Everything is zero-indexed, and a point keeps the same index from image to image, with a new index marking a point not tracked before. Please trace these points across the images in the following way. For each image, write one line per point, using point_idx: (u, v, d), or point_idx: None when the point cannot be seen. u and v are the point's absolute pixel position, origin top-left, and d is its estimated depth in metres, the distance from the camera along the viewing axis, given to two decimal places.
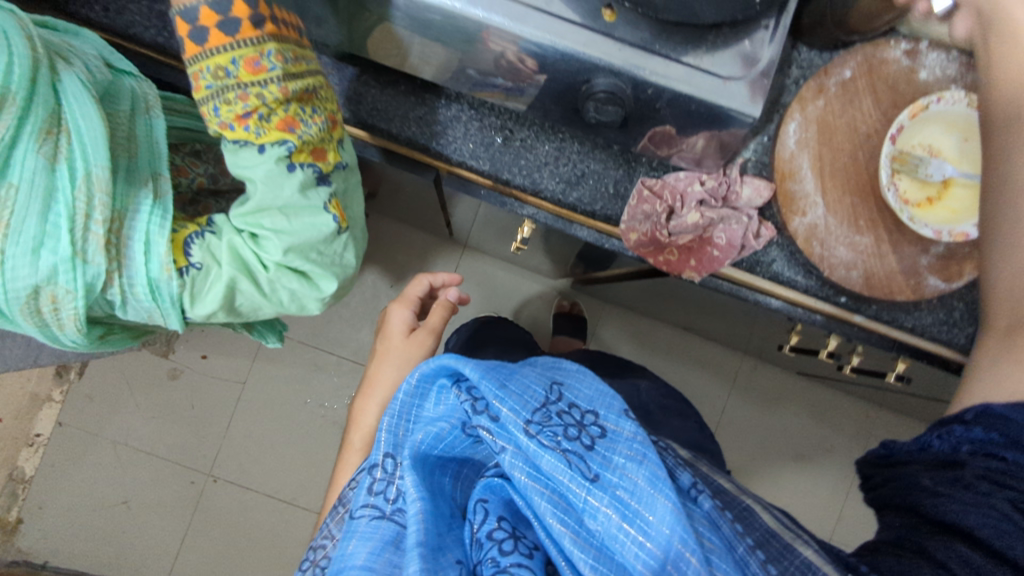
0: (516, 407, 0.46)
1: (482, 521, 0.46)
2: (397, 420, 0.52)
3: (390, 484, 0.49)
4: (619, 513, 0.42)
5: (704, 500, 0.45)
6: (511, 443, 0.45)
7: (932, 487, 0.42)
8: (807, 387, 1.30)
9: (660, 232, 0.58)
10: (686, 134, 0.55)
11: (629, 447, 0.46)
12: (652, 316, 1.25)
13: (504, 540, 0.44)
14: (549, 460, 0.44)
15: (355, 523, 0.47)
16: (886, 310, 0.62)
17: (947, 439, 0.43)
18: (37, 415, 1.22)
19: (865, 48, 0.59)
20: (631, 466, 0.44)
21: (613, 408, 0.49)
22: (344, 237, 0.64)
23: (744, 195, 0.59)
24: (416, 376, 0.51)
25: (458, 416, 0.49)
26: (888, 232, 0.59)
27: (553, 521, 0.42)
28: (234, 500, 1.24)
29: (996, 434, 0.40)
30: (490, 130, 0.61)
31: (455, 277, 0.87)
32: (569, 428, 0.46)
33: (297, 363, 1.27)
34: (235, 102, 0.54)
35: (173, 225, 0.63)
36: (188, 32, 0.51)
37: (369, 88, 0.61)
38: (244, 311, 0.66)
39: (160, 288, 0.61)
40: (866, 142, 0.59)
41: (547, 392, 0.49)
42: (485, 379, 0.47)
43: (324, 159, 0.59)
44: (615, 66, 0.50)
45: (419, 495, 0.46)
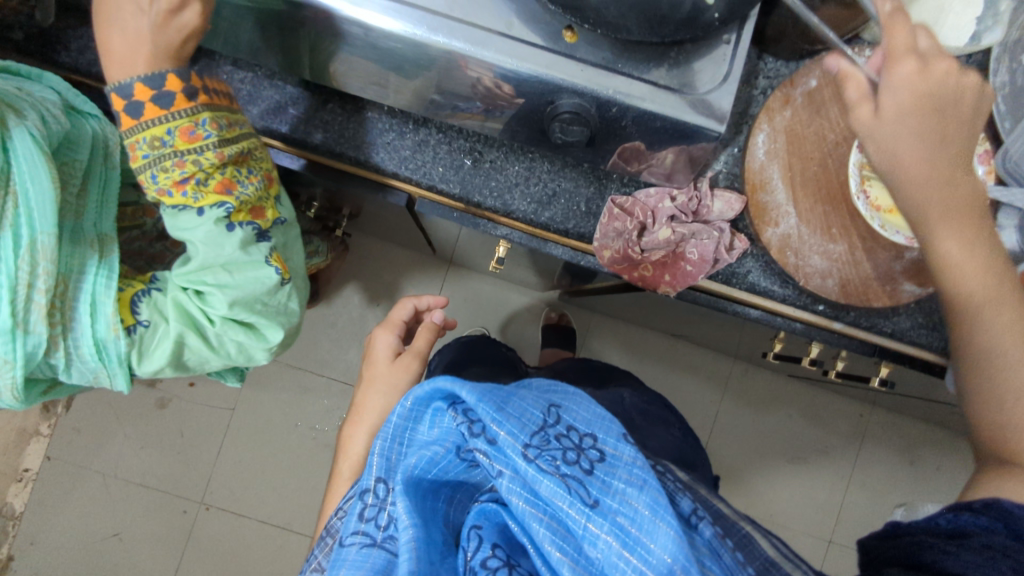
0: (515, 430, 0.45)
1: (476, 548, 0.46)
2: (390, 443, 0.50)
3: (382, 510, 0.49)
4: (620, 540, 0.41)
5: (704, 527, 0.45)
6: (508, 468, 0.44)
7: (940, 546, 0.42)
8: (799, 389, 1.29)
9: (632, 250, 0.58)
10: (655, 149, 0.55)
11: (630, 472, 0.45)
12: (641, 324, 1.24)
13: (499, 569, 0.44)
14: (548, 485, 0.43)
15: (345, 552, 0.47)
16: (865, 315, 0.62)
17: (952, 519, 0.43)
18: (25, 450, 1.21)
19: (830, 56, 0.59)
20: (631, 491, 0.43)
21: (613, 431, 0.47)
22: (287, 288, 0.64)
23: (715, 209, 0.59)
24: (409, 400, 0.48)
25: (453, 439, 0.48)
26: (861, 239, 0.58)
27: (552, 548, 0.42)
28: (227, 528, 1.23)
29: (1001, 524, 0.42)
30: (458, 152, 0.61)
31: (441, 300, 0.84)
32: (567, 452, 0.45)
33: (286, 386, 1.27)
34: (172, 169, 0.54)
35: (119, 284, 0.61)
36: (122, 107, 0.52)
37: (334, 115, 0.61)
38: (192, 365, 0.66)
39: (107, 348, 0.60)
40: (835, 150, 0.59)
41: (544, 415, 0.47)
42: (482, 403, 0.45)
43: (262, 217, 0.60)
44: (578, 86, 0.50)
45: (412, 522, 0.45)
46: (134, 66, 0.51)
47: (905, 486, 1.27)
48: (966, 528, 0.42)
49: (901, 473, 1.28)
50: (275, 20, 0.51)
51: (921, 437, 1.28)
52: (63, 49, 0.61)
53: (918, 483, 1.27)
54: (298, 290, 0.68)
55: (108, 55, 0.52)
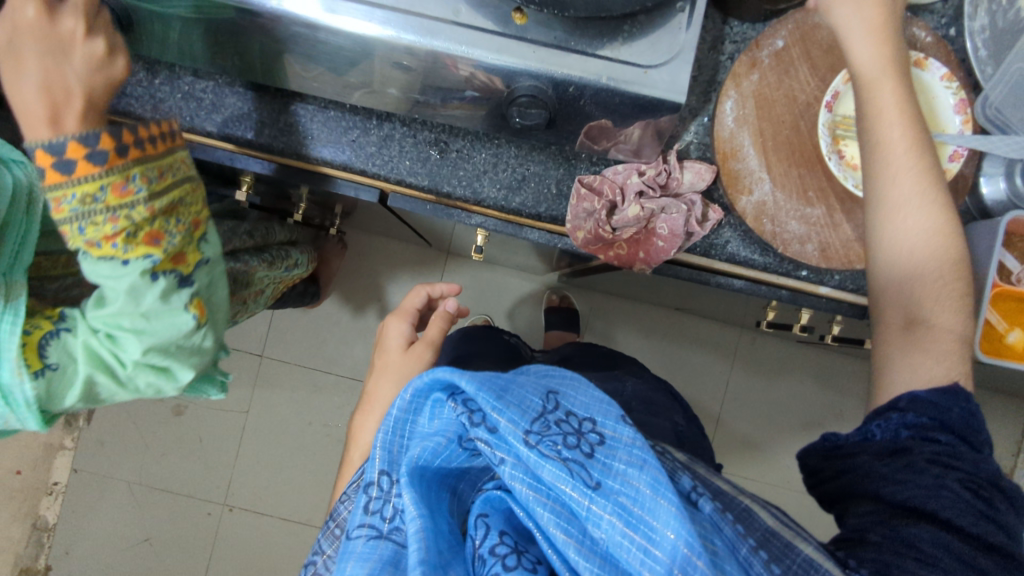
0: (515, 418, 0.42)
1: (484, 536, 0.43)
2: (391, 436, 0.46)
3: (387, 503, 0.45)
4: (623, 520, 0.39)
5: (705, 503, 0.42)
6: (510, 455, 0.42)
7: (888, 474, 0.46)
8: (810, 354, 1.27)
9: (603, 229, 0.57)
10: (623, 125, 0.54)
11: (630, 453, 0.41)
12: (643, 300, 1.23)
13: (507, 555, 0.41)
14: (550, 470, 0.40)
15: (351, 545, 0.44)
16: (851, 278, 0.61)
17: (886, 427, 0.49)
18: (52, 464, 1.25)
19: (795, 15, 0.57)
20: (632, 471, 0.40)
21: (611, 412, 0.44)
22: (207, 330, 0.56)
23: (686, 180, 0.58)
24: (408, 392, 0.45)
25: (455, 428, 0.45)
26: (839, 201, 0.57)
27: (556, 531, 0.40)
28: (252, 527, 1.26)
29: (927, 418, 0.47)
30: (424, 144, 0.61)
31: (454, 287, 0.77)
32: (567, 436, 0.42)
33: (296, 386, 1.29)
34: (100, 224, 0.48)
35: (24, 325, 0.53)
36: (49, 163, 0.46)
37: (288, 113, 0.61)
38: (105, 400, 0.58)
39: (11, 395, 0.52)
40: (806, 111, 0.57)
41: (543, 402, 0.44)
42: (483, 393, 0.42)
43: (186, 263, 0.54)
44: (533, 68, 0.49)
45: (419, 512, 0.42)
46: (61, 122, 0.46)
47: None
48: (903, 440, 0.47)
49: None
50: (228, 29, 0.51)
51: None
52: None
53: None
54: (216, 326, 0.60)
55: (27, 112, 0.46)
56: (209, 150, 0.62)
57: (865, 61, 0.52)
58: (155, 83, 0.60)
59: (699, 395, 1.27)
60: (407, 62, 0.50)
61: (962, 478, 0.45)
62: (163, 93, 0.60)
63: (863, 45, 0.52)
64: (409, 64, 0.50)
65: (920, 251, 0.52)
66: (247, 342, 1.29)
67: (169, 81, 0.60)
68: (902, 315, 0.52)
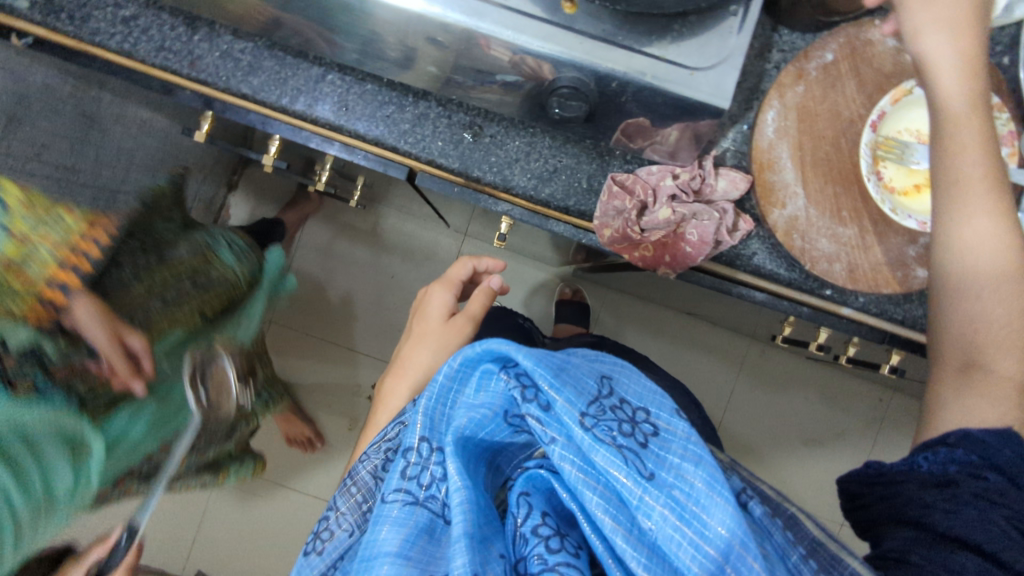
0: (572, 398, 0.41)
1: (526, 515, 0.42)
2: (434, 403, 0.45)
3: (425, 470, 0.43)
4: (676, 514, 0.38)
5: (755, 506, 0.42)
6: (561, 435, 0.40)
7: (932, 502, 0.46)
8: (818, 371, 1.26)
9: (632, 229, 0.57)
10: (661, 125, 0.53)
11: (685, 447, 0.41)
12: (655, 302, 1.23)
13: (550, 537, 0.40)
14: (604, 455, 0.39)
15: (385, 509, 0.42)
16: (875, 302, 0.60)
17: (934, 460, 0.48)
18: None
19: (848, 28, 0.56)
20: (687, 466, 0.40)
21: (665, 405, 0.44)
22: None
23: (719, 188, 0.58)
24: (457, 359, 0.43)
25: (501, 403, 0.43)
26: (872, 222, 0.56)
27: (604, 516, 0.39)
28: (247, 489, 1.28)
29: (975, 456, 0.47)
30: (459, 127, 0.60)
31: (504, 264, 0.73)
32: (622, 424, 0.41)
33: (302, 354, 1.29)
34: None
35: None
36: None
37: (336, 87, 0.60)
38: None
39: None
40: (848, 129, 0.56)
41: (598, 385, 0.44)
42: (541, 369, 0.41)
43: None
44: (577, 60, 0.48)
45: (464, 484, 0.41)
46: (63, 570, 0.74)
47: None
48: (951, 473, 0.47)
49: None
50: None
51: None
52: (69, 18, 0.59)
53: None
54: None
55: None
56: (242, 112, 0.62)
57: (951, 95, 0.49)
58: (194, 40, 0.60)
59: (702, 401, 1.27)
60: (444, 39, 0.49)
61: (1008, 516, 0.44)
62: (202, 50, 0.60)
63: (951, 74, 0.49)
64: (445, 41, 0.49)
65: (991, 291, 0.49)
66: None
67: (209, 39, 0.60)
68: (961, 357, 0.50)
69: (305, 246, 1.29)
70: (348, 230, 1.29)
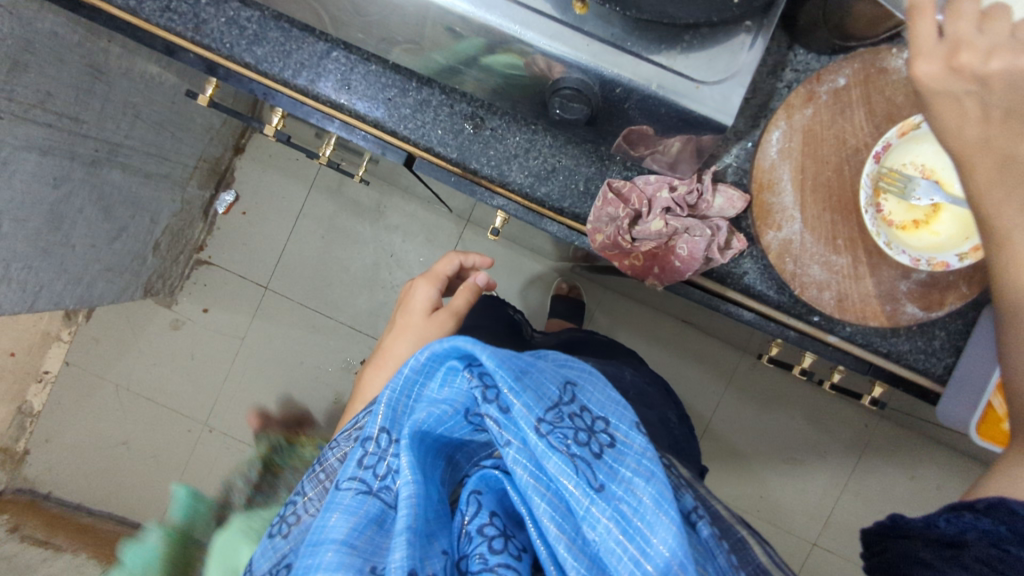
0: (531, 403, 0.40)
1: (473, 514, 0.42)
2: (398, 395, 0.44)
3: (382, 460, 0.43)
4: (620, 527, 0.38)
5: (703, 526, 0.43)
6: (517, 439, 0.40)
7: (928, 560, 0.42)
8: (807, 391, 1.25)
9: (623, 237, 0.57)
10: (665, 136, 0.52)
11: (637, 462, 0.41)
12: (650, 306, 1.22)
13: (494, 538, 0.41)
14: (555, 463, 0.39)
15: (338, 496, 0.42)
16: (860, 332, 0.60)
17: (954, 522, 0.43)
18: (47, 353, 1.29)
19: (864, 54, 0.55)
20: (638, 481, 0.40)
21: (625, 418, 0.45)
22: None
23: (716, 205, 0.57)
24: (424, 353, 0.43)
25: (464, 401, 0.43)
26: (867, 253, 0.56)
27: (550, 523, 0.39)
28: (229, 450, 1.29)
29: (1004, 528, 0.42)
30: (460, 117, 0.60)
31: (489, 261, 0.73)
32: (579, 432, 0.41)
33: (295, 323, 1.30)
34: None
35: None
36: None
37: (341, 64, 0.60)
38: None
39: None
40: (853, 156, 0.55)
41: (560, 392, 0.43)
42: (503, 371, 0.40)
43: None
44: (583, 63, 0.47)
45: (415, 478, 0.40)
46: None
47: (906, 503, 1.22)
48: (967, 536, 0.42)
49: (904, 491, 1.22)
50: None
51: (935, 458, 1.21)
52: None
53: (924, 504, 1.22)
54: None
55: None
56: (244, 81, 0.61)
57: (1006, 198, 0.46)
58: (201, 3, 0.59)
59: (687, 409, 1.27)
60: (458, 29, 0.48)
61: None
62: (208, 14, 0.59)
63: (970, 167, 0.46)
64: (459, 31, 0.48)
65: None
66: (254, 271, 1.30)
67: (215, 3, 0.59)
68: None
69: (307, 216, 1.29)
70: (351, 204, 1.28)
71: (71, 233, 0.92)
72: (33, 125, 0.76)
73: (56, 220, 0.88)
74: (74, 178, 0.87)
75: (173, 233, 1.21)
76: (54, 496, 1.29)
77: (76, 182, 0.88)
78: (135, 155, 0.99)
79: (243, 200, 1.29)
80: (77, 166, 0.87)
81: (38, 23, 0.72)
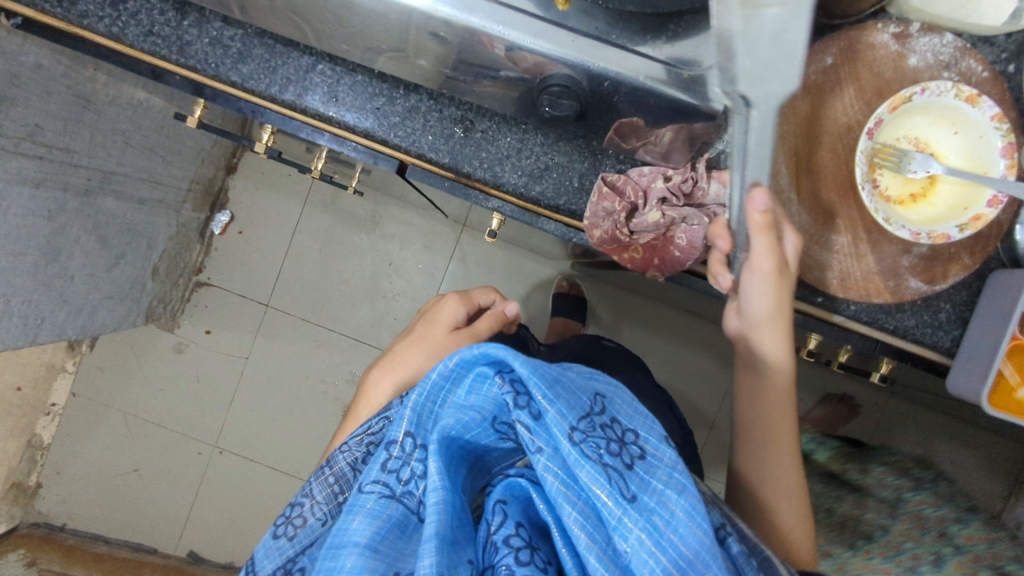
0: (564, 410, 0.39)
1: (499, 524, 0.41)
2: (424, 400, 0.43)
3: (406, 465, 0.43)
4: (652, 539, 0.38)
5: (731, 543, 0.42)
6: (548, 446, 0.40)
7: None
8: (815, 373, 1.25)
9: (620, 232, 0.57)
10: (656, 126, 0.52)
11: (669, 474, 0.40)
12: (652, 298, 1.21)
13: (521, 549, 0.39)
14: (588, 471, 0.38)
15: (360, 499, 0.42)
16: (866, 311, 0.59)
17: None
18: (52, 385, 1.28)
19: (849, 31, 0.54)
20: (670, 493, 0.39)
21: (654, 430, 0.43)
22: None
23: (711, 191, 0.56)
24: (454, 359, 0.42)
25: (491, 408, 0.42)
26: (866, 231, 0.56)
27: (580, 533, 0.38)
28: (240, 470, 1.29)
29: None
30: (450, 121, 0.60)
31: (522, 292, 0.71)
32: (610, 443, 0.40)
33: (298, 338, 1.29)
34: None
35: None
36: None
37: (334, 78, 0.60)
38: None
39: None
40: (845, 134, 0.55)
41: (591, 402, 0.42)
42: (537, 378, 0.39)
43: None
44: (569, 59, 0.46)
45: (442, 484, 0.40)
46: None
47: None
48: None
49: None
50: None
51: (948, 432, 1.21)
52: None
53: None
54: None
55: None
56: (232, 100, 0.62)
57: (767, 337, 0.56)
58: (183, 25, 0.59)
59: (695, 397, 1.27)
60: (445, 34, 0.48)
61: None
62: (191, 36, 0.59)
63: (770, 335, 0.55)
64: (445, 36, 0.48)
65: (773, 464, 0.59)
66: (254, 290, 1.30)
67: (198, 25, 0.59)
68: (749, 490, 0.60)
69: (303, 232, 1.29)
70: (345, 216, 1.28)
71: (69, 264, 0.92)
72: (24, 158, 0.75)
73: (53, 251, 0.88)
74: (68, 210, 0.87)
75: (170, 257, 1.21)
76: (69, 527, 1.29)
77: (70, 213, 0.88)
78: (128, 182, 0.99)
79: (238, 220, 1.29)
80: (70, 197, 0.87)
81: (22, 56, 0.72)
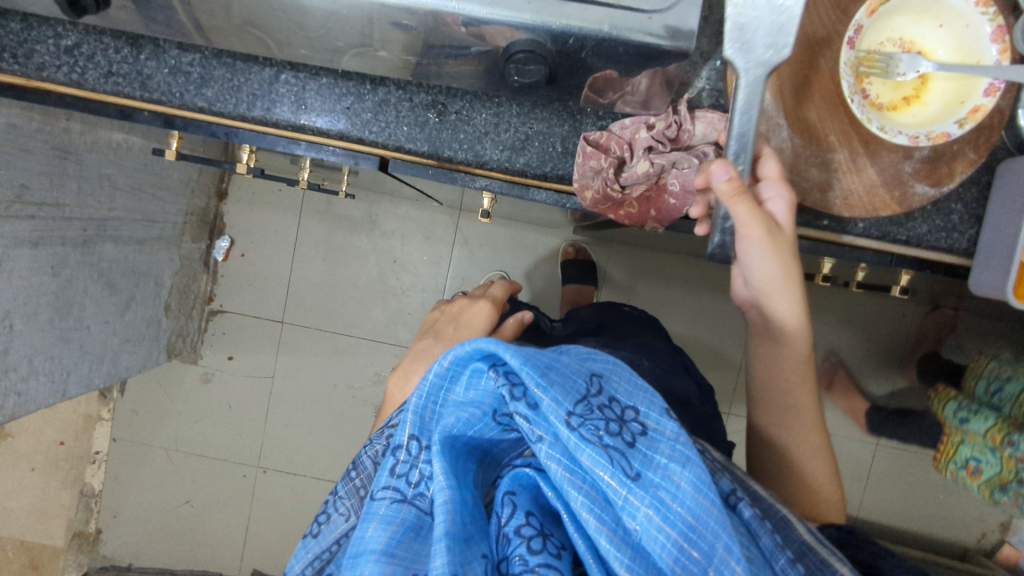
0: (559, 397, 0.39)
1: (509, 515, 0.40)
2: (425, 401, 0.43)
3: (414, 468, 0.42)
4: (660, 515, 0.37)
5: (743, 508, 0.42)
6: (549, 434, 0.39)
7: None
8: (836, 295, 1.23)
9: (612, 188, 0.56)
10: (630, 75, 0.50)
11: (672, 448, 0.39)
12: (660, 249, 1.20)
13: (532, 538, 0.39)
14: (589, 455, 0.38)
15: (374, 506, 0.41)
16: (876, 226, 0.58)
17: None
18: (93, 434, 1.32)
19: None
20: (674, 467, 0.39)
21: (655, 404, 0.42)
22: None
23: (698, 132, 0.55)
24: (448, 358, 0.41)
25: (490, 402, 0.42)
26: (863, 143, 0.54)
27: (588, 516, 0.38)
28: (286, 485, 1.32)
29: None
30: (421, 108, 0.58)
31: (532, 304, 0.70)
32: (610, 424, 0.40)
33: (318, 349, 1.30)
34: None
35: None
36: None
37: (299, 86, 0.59)
38: None
39: None
40: (829, 46, 0.53)
41: (587, 384, 0.41)
42: (529, 368, 0.39)
43: None
44: (528, 23, 0.45)
45: (449, 482, 0.39)
46: None
47: None
48: None
49: None
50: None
51: None
52: (11, 56, 0.57)
53: None
54: None
55: None
56: (203, 126, 0.62)
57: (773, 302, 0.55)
58: (141, 59, 0.58)
59: (719, 339, 1.26)
60: (409, 21, 0.46)
61: None
62: (151, 68, 0.58)
63: (780, 299, 0.55)
64: (409, 24, 0.46)
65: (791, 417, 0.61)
66: (267, 309, 1.30)
67: (155, 56, 0.58)
68: (762, 438, 0.62)
69: (304, 244, 1.29)
70: (343, 221, 1.28)
71: (83, 315, 0.93)
72: (17, 221, 0.76)
73: (65, 306, 0.89)
74: (70, 263, 0.88)
75: (179, 291, 1.22)
76: (136, 565, 1.34)
77: (73, 266, 0.89)
78: (124, 226, 0.99)
79: (239, 243, 1.29)
80: (70, 250, 0.87)
81: None
